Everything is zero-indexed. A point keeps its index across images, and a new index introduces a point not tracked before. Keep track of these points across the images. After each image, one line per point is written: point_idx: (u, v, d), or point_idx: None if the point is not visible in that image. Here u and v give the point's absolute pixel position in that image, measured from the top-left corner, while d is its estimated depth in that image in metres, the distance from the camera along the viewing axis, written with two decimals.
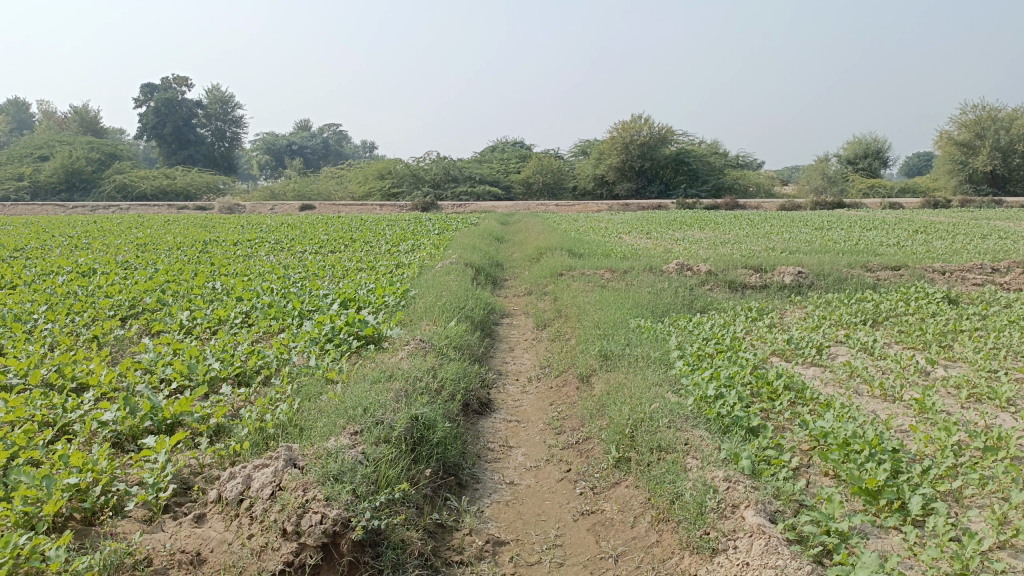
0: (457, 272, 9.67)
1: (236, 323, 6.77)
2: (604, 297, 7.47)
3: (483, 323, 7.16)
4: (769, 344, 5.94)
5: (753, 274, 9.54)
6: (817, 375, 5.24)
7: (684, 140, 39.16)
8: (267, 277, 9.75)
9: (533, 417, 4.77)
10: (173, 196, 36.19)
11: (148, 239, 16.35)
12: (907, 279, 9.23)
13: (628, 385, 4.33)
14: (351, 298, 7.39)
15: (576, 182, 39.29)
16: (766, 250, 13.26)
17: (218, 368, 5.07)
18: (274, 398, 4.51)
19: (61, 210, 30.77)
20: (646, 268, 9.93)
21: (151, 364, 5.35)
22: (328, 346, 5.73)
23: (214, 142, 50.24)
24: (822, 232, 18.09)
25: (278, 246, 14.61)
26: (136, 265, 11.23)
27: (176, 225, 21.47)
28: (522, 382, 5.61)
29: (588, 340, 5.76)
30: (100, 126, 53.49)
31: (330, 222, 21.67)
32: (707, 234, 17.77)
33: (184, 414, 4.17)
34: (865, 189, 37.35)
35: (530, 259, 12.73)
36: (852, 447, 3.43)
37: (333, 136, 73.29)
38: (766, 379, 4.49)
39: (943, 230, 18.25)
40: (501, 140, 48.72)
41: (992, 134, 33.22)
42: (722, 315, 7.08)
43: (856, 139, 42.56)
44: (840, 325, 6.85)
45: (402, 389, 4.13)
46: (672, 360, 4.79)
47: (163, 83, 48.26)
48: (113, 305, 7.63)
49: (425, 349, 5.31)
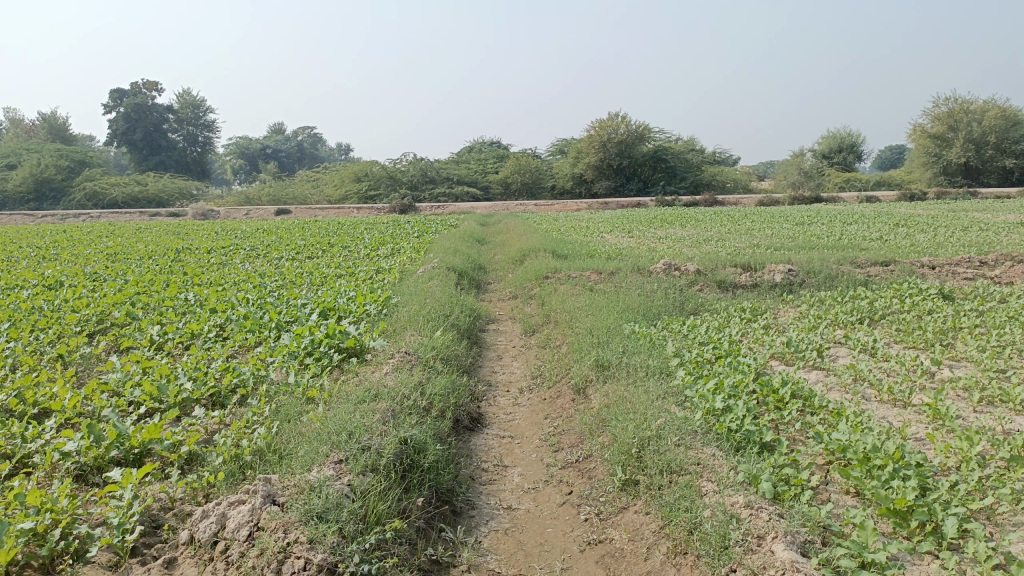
0: (440, 277, 9.40)
1: (210, 337, 6.44)
2: (594, 301, 7.23)
3: (469, 331, 6.88)
4: (767, 347, 5.73)
5: (743, 272, 9.34)
6: (820, 380, 5.03)
7: (662, 138, 39.11)
8: (242, 286, 9.40)
9: (528, 432, 4.52)
10: (145, 203, 35.48)
11: (119, 249, 15.89)
12: (898, 275, 9.07)
13: (629, 398, 4.09)
14: (331, 308, 7.08)
15: (554, 182, 39.11)
16: (750, 247, 13.10)
17: (190, 388, 4.76)
18: (251, 421, 4.22)
19: (29, 219, 30.05)
20: (633, 269, 9.72)
21: (119, 385, 5.03)
22: (308, 360, 5.43)
23: (186, 147, 49.48)
24: (804, 227, 18.00)
25: (254, 253, 14.22)
26: (105, 276, 10.81)
27: (148, 232, 20.98)
28: (513, 394, 5.35)
29: (582, 348, 5.51)
30: (69, 133, 52.54)
31: (306, 226, 21.28)
32: (689, 231, 17.62)
33: (154, 441, 3.87)
34: (841, 183, 37.52)
35: (513, 262, 12.48)
36: (874, 463, 3.22)
37: (308, 139, 72.59)
38: (771, 388, 4.27)
39: (924, 224, 18.21)
40: (478, 141, 48.43)
41: (965, 126, 33.47)
42: (716, 316, 6.87)
43: (831, 133, 42.78)
44: (836, 324, 6.66)
45: (390, 408, 3.86)
46: (673, 369, 4.56)
47: (132, 88, 47.40)
48: (80, 320, 7.27)
49: (410, 363, 5.03)
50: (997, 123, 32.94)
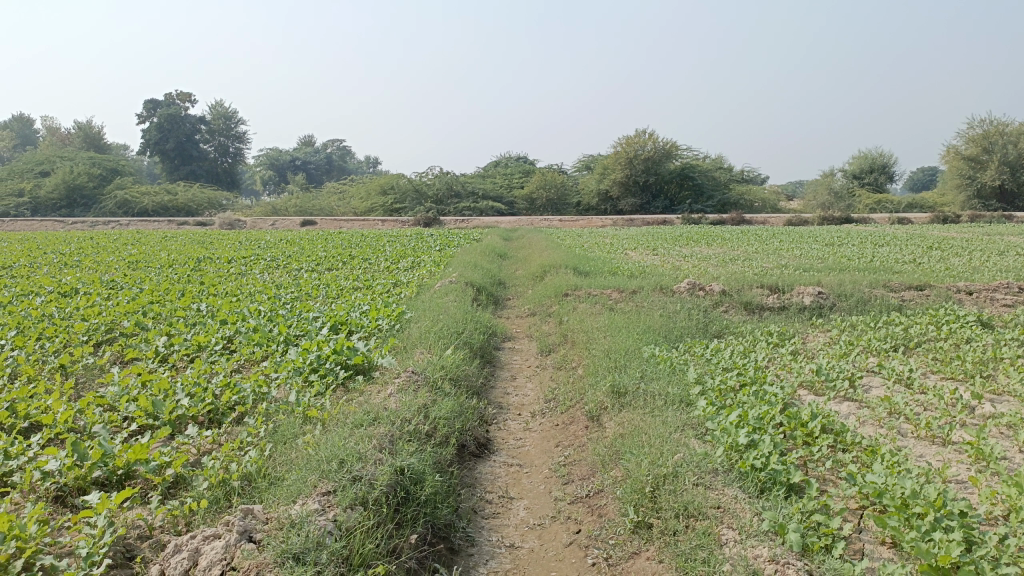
0: (457, 292, 9.19)
1: (216, 349, 6.25)
2: (614, 321, 6.95)
3: (483, 350, 6.64)
4: (795, 375, 5.42)
5: (769, 294, 9.02)
6: (852, 412, 4.71)
7: (689, 155, 38.73)
8: (257, 297, 9.25)
9: (538, 461, 4.25)
10: (174, 212, 35.78)
11: (140, 257, 15.87)
12: (933, 300, 8.69)
13: (645, 428, 3.82)
14: (342, 322, 6.88)
15: (580, 198, 38.86)
16: (777, 268, 12.75)
17: (186, 405, 4.56)
18: (245, 441, 4.01)
19: (60, 225, 30.42)
20: (656, 288, 9.43)
21: (115, 400, 4.85)
22: (312, 377, 5.21)
23: (217, 157, 50.01)
24: (834, 248, 17.58)
25: (273, 264, 14.11)
26: (122, 284, 10.72)
27: (172, 241, 21.05)
28: (525, 418, 5.08)
29: (599, 372, 5.24)
30: (103, 142, 53.38)
31: (329, 238, 21.22)
32: (715, 250, 17.26)
33: (139, 462, 3.67)
34: (872, 204, 36.87)
35: (534, 277, 12.24)
36: (913, 511, 2.92)
37: (337, 152, 73.22)
38: (799, 420, 3.98)
39: (958, 247, 17.69)
40: (504, 156, 48.39)
41: (1000, 149, 32.72)
42: (741, 340, 6.57)
43: (861, 154, 42.13)
44: (869, 352, 6.32)
45: (388, 434, 3.62)
46: (693, 397, 4.29)
47: (166, 99, 48.07)
48: (87, 329, 7.13)
49: (417, 383, 4.79)
50: None
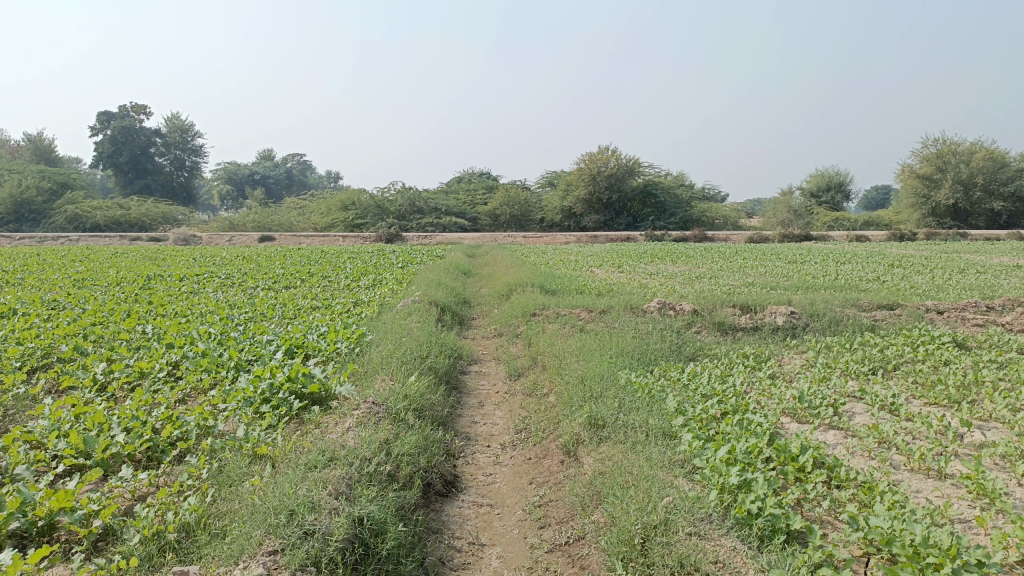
0: (420, 313, 8.84)
1: (160, 377, 5.80)
2: (585, 343, 6.65)
3: (448, 375, 6.29)
4: (776, 402, 5.18)
5: (741, 313, 8.83)
6: (840, 442, 4.48)
7: (652, 172, 38.92)
8: (209, 317, 8.78)
9: (510, 501, 3.91)
10: (127, 227, 34.68)
11: (88, 274, 15.17)
12: (906, 320, 8.57)
13: (628, 464, 3.53)
14: (298, 345, 6.48)
15: (543, 214, 38.75)
16: (744, 286, 12.63)
17: (121, 441, 4.13)
18: (185, 485, 3.60)
19: (6, 241, 29.26)
20: (626, 307, 9.19)
21: (44, 435, 4.40)
22: (263, 409, 4.81)
23: (173, 172, 48.91)
24: (797, 266, 17.61)
25: (228, 282, 13.57)
26: (64, 304, 10.12)
27: (122, 258, 20.29)
28: (494, 450, 4.74)
29: (573, 401, 4.92)
30: (54, 155, 51.90)
31: (288, 254, 20.64)
32: (680, 268, 17.17)
33: (63, 512, 3.23)
34: (830, 222, 37.41)
35: (500, 296, 11.91)
36: (927, 562, 2.66)
37: (298, 167, 72.58)
38: (789, 454, 3.74)
39: (919, 265, 17.83)
40: (467, 172, 48.14)
41: (953, 168, 33.42)
42: (716, 363, 6.32)
43: (819, 172, 42.82)
44: (848, 375, 6.13)
45: (346, 477, 3.27)
46: (677, 429, 4.01)
47: (120, 111, 46.83)
48: (21, 353, 6.62)
49: (378, 415, 4.41)
50: (984, 164, 32.94)
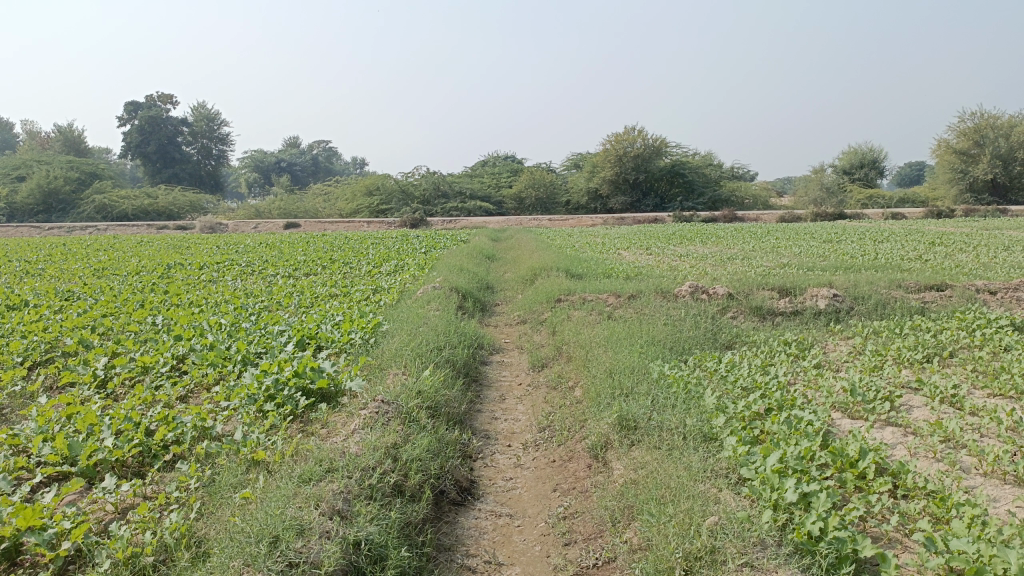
0: (440, 299, 8.47)
1: (164, 372, 5.48)
2: (614, 331, 6.20)
3: (467, 368, 5.89)
4: (824, 395, 4.71)
5: (780, 297, 8.32)
6: (899, 442, 4.02)
7: (679, 152, 38.08)
8: (222, 307, 8.50)
9: (531, 511, 3.51)
10: (154, 216, 34.74)
11: (110, 264, 14.96)
12: (957, 302, 7.98)
13: (663, 474, 3.11)
14: (310, 336, 6.13)
15: (569, 196, 38.20)
16: (779, 267, 12.08)
17: (108, 447, 3.79)
18: (171, 498, 3.26)
19: (35, 231, 29.38)
20: (656, 291, 8.73)
21: (30, 439, 4.08)
22: (266, 408, 4.45)
23: (200, 160, 49.03)
24: (833, 245, 17.00)
25: (248, 270, 13.27)
26: (80, 295, 9.90)
27: (146, 246, 20.17)
28: (515, 451, 4.34)
29: (600, 398, 4.50)
30: (84, 145, 52.25)
31: (311, 240, 20.40)
32: (710, 249, 16.62)
33: (31, 531, 2.89)
34: (864, 200, 36.39)
35: (524, 281, 11.50)
36: None
37: (324, 154, 72.79)
38: (846, 459, 3.31)
39: (961, 242, 17.08)
40: (492, 155, 47.62)
41: (992, 141, 32.14)
42: (755, 352, 5.86)
43: (851, 149, 41.65)
44: (900, 363, 5.63)
45: (344, 491, 2.91)
46: (719, 431, 3.58)
47: (147, 101, 46.85)
48: (23, 347, 6.33)
49: (387, 416, 4.03)
50: None
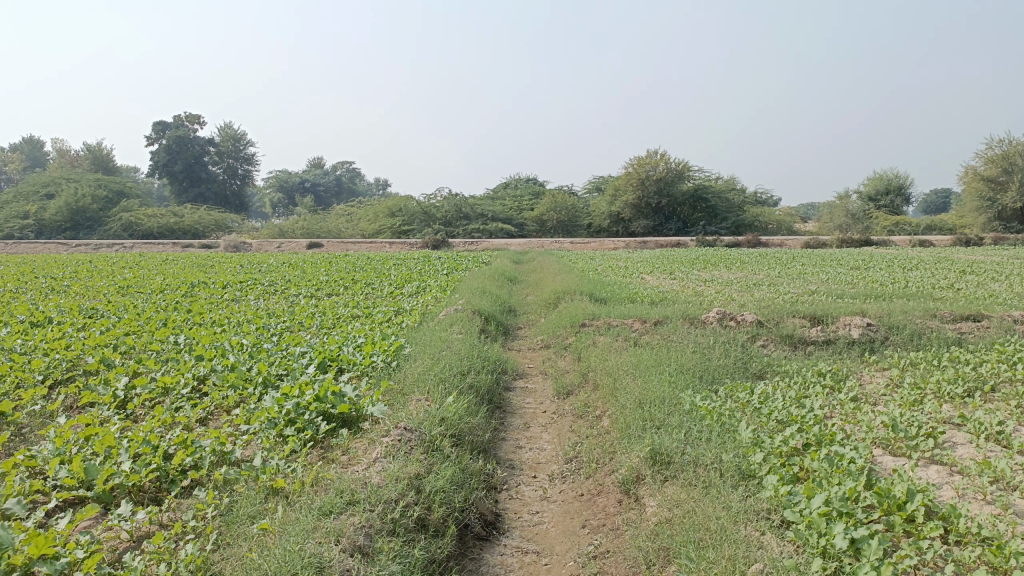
0: (462, 322, 8.37)
1: (184, 394, 5.37)
2: (641, 359, 6.04)
3: (491, 394, 5.76)
4: (864, 430, 4.52)
5: (810, 325, 8.11)
6: (945, 481, 3.83)
7: (702, 176, 37.91)
8: (244, 327, 8.44)
9: (560, 548, 3.36)
10: (179, 234, 35.09)
11: (133, 281, 15.02)
12: (995, 334, 7.74)
13: (700, 514, 2.95)
14: (332, 358, 6.02)
15: (591, 220, 38.12)
16: (807, 294, 11.87)
17: (126, 471, 3.69)
18: (186, 527, 3.15)
19: (62, 248, 29.75)
20: (683, 317, 8.56)
21: (46, 461, 3.99)
22: (286, 433, 4.33)
23: (225, 180, 49.59)
24: (860, 272, 16.72)
25: (270, 289, 13.25)
26: (103, 312, 9.90)
27: (170, 264, 20.30)
28: (542, 482, 4.19)
29: (630, 429, 4.35)
30: (113, 164, 53.06)
31: (332, 261, 20.43)
32: (734, 274, 16.41)
33: (42, 561, 2.77)
34: (890, 226, 35.97)
35: (547, 305, 11.38)
36: None
37: (348, 175, 73.44)
38: (894, 500, 3.12)
39: (992, 271, 16.72)
40: (514, 177, 47.72)
41: (1021, 169, 31.63)
42: (788, 383, 5.67)
43: (877, 175, 41.24)
44: (941, 397, 5.42)
45: (365, 525, 2.81)
46: (757, 468, 3.42)
47: (175, 121, 47.56)
48: (45, 365, 6.28)
49: (410, 444, 3.90)
50: None
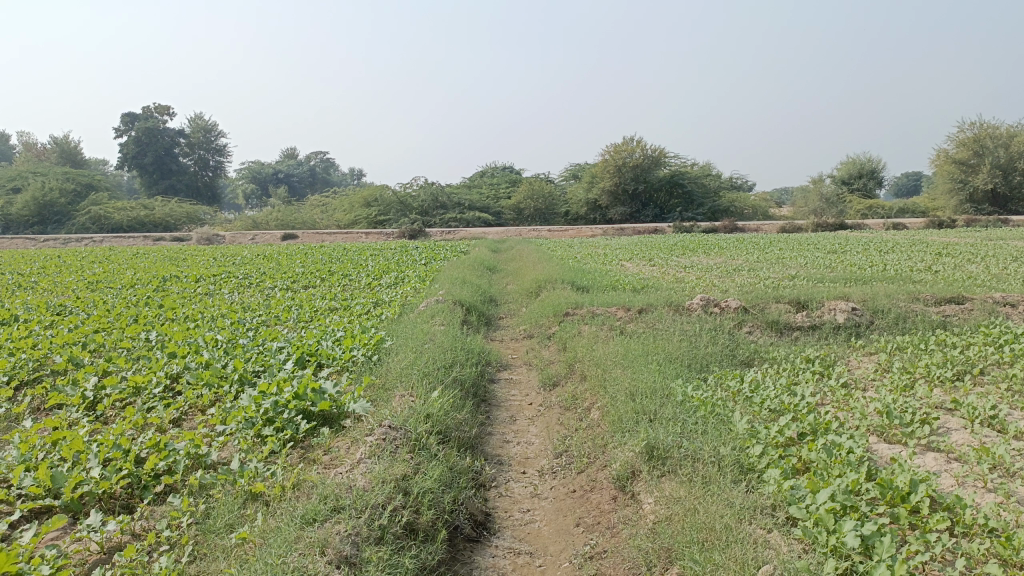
0: (444, 313, 8.20)
1: (156, 394, 5.16)
2: (629, 348, 5.93)
3: (475, 387, 5.61)
4: (858, 417, 4.44)
5: (795, 310, 8.05)
6: (944, 468, 3.75)
7: (679, 162, 37.93)
8: (219, 322, 8.21)
9: (554, 549, 3.24)
10: (151, 227, 34.44)
11: (104, 276, 14.64)
12: (978, 316, 7.72)
13: (704, 511, 2.85)
14: (311, 353, 5.84)
15: (568, 207, 38.00)
16: (787, 279, 11.85)
17: (95, 478, 3.50)
18: (161, 537, 2.97)
19: (30, 243, 29.07)
20: (667, 304, 8.46)
21: (11, 468, 3.78)
22: (265, 433, 4.16)
23: (197, 171, 48.80)
24: (838, 255, 16.79)
25: (245, 282, 12.97)
26: (72, 309, 9.60)
27: (142, 258, 19.84)
28: (532, 478, 4.06)
29: (622, 422, 4.23)
30: (80, 156, 51.97)
31: (309, 252, 20.11)
32: (713, 260, 16.38)
33: None
34: (863, 210, 36.23)
35: (528, 293, 11.23)
36: None
37: (322, 166, 72.63)
38: (898, 492, 3.03)
39: (967, 253, 16.83)
40: (490, 166, 47.45)
41: (991, 151, 31.96)
42: (778, 370, 5.58)
43: (850, 159, 41.52)
44: (932, 381, 5.36)
45: (352, 534, 2.68)
46: (757, 462, 3.33)
47: (144, 112, 46.63)
48: (10, 366, 6.03)
49: (395, 443, 3.75)
50: None
